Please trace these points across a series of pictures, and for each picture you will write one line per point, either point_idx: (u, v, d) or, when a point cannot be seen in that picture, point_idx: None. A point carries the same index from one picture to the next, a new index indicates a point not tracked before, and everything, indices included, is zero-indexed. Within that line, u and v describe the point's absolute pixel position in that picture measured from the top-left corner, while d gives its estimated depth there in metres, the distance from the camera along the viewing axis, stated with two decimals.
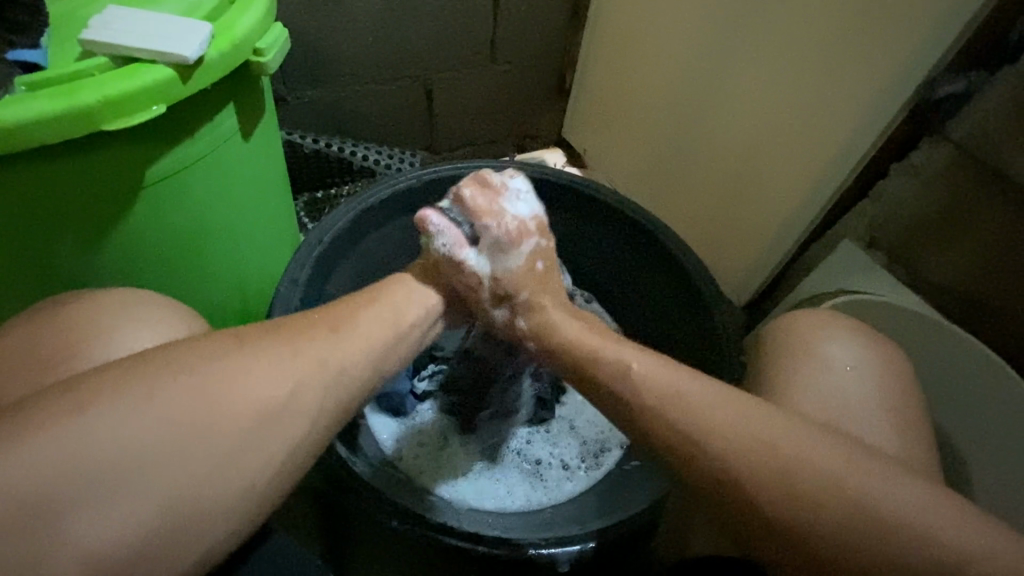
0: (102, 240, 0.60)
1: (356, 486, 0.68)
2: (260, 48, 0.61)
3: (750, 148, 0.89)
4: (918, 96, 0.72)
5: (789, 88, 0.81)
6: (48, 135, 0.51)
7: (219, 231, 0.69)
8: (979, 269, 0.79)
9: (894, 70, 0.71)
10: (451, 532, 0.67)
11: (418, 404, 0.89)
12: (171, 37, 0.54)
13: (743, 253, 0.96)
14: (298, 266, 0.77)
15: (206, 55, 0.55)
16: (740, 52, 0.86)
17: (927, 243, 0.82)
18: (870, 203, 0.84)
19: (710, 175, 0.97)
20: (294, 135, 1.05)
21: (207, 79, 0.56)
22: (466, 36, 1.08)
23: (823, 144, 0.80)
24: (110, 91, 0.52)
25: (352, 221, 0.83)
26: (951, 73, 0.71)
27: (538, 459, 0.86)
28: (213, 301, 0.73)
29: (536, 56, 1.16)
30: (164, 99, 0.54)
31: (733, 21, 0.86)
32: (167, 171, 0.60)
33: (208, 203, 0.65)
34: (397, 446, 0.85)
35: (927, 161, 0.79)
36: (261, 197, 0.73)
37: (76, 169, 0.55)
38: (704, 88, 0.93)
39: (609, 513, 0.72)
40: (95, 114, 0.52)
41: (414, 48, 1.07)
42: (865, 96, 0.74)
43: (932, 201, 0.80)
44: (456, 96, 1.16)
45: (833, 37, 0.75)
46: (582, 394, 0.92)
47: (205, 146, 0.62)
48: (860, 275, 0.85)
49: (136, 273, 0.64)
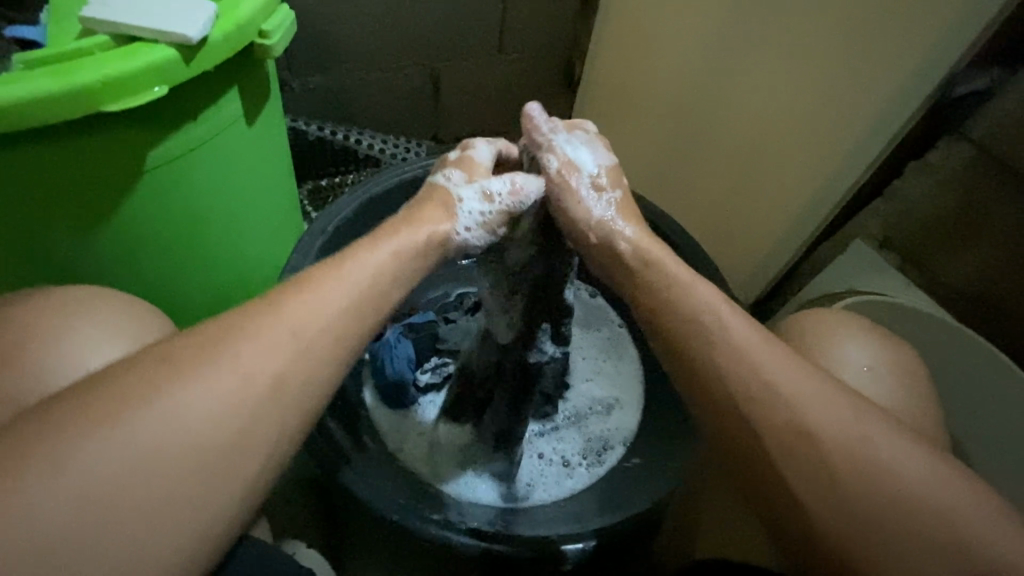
0: (103, 227, 0.59)
1: (357, 481, 0.68)
2: (265, 30, 0.59)
3: (758, 144, 0.87)
4: (937, 94, 0.70)
5: (805, 83, 0.79)
6: (48, 115, 0.49)
7: (221, 219, 0.67)
8: (988, 270, 0.78)
9: (913, 69, 0.69)
10: (451, 528, 0.66)
11: (420, 397, 0.88)
12: (174, 17, 0.53)
13: (751, 251, 0.95)
14: (301, 256, 0.76)
15: (210, 36, 0.54)
16: (749, 47, 0.84)
17: (940, 242, 0.81)
18: (883, 202, 0.84)
19: (718, 170, 0.95)
20: (298, 123, 1.03)
21: (211, 60, 0.54)
22: (474, 23, 1.06)
23: (836, 141, 0.78)
24: (111, 70, 0.50)
25: (358, 209, 0.82)
26: (974, 71, 0.69)
27: (541, 455, 0.85)
28: (212, 290, 0.72)
29: (544, 45, 1.14)
30: (168, 80, 0.53)
31: (745, 17, 0.84)
32: (170, 156, 0.59)
33: (210, 189, 0.64)
34: (397, 439, 0.84)
35: (943, 160, 0.77)
36: (264, 184, 0.71)
37: (77, 154, 0.54)
38: (713, 83, 0.91)
39: (611, 513, 0.71)
40: (96, 95, 0.50)
41: (420, 33, 1.04)
42: (883, 93, 0.73)
43: (951, 200, 0.78)
44: (463, 86, 1.14)
45: (848, 36, 0.73)
46: (585, 385, 0.91)
47: (208, 131, 0.61)
48: (869, 276, 0.84)
49: (136, 261, 0.63)
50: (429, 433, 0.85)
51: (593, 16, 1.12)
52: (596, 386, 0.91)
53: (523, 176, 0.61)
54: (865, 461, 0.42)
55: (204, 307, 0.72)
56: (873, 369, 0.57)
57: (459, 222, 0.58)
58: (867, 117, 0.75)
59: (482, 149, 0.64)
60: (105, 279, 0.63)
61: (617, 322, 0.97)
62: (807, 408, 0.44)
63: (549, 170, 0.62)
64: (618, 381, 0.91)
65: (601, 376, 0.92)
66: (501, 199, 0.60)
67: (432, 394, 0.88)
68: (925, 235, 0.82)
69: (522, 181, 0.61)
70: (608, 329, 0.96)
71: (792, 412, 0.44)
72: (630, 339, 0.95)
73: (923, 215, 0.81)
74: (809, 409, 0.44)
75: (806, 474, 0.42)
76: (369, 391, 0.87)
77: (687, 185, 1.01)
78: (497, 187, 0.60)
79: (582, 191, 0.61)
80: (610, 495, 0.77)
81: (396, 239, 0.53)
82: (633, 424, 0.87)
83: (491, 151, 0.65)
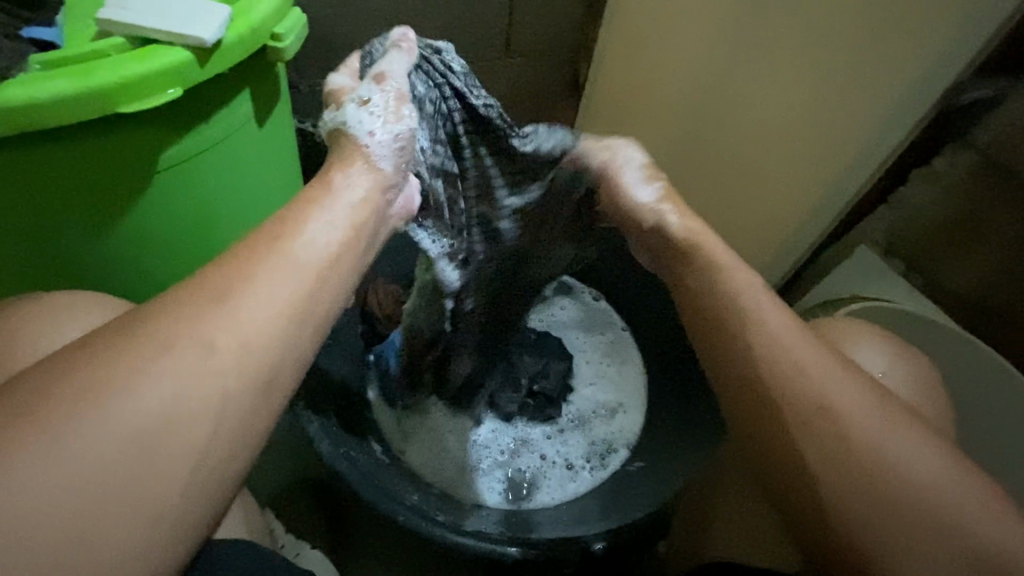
0: (113, 227, 0.60)
1: (361, 480, 0.68)
2: (278, 33, 0.60)
3: (763, 150, 0.87)
4: (945, 101, 0.70)
5: (810, 90, 0.80)
6: (64, 115, 0.50)
7: (230, 220, 0.68)
8: (993, 277, 0.78)
9: (919, 77, 0.70)
10: (455, 529, 0.66)
11: (424, 399, 0.88)
12: (189, 19, 0.53)
13: (755, 256, 0.95)
14: None
15: (224, 39, 0.54)
16: (754, 53, 0.85)
17: (945, 248, 0.82)
18: (887, 209, 0.83)
19: (721, 175, 0.95)
20: (305, 123, 1.04)
21: (225, 62, 0.55)
22: (480, 26, 1.07)
23: (842, 147, 0.79)
24: (127, 72, 0.51)
25: None
26: (981, 79, 0.69)
27: (543, 458, 0.85)
28: None
29: (550, 49, 1.14)
30: (182, 82, 0.53)
31: (750, 24, 0.84)
32: (181, 157, 0.59)
33: (221, 189, 0.65)
34: (399, 439, 0.84)
35: (949, 166, 0.77)
36: (273, 186, 0.72)
37: (91, 154, 0.55)
38: (718, 88, 0.91)
39: (614, 516, 0.72)
40: (110, 96, 0.51)
41: (427, 36, 1.05)
42: (890, 100, 0.73)
43: (957, 207, 0.79)
44: None
45: (855, 44, 0.74)
46: (588, 388, 0.91)
47: (220, 132, 0.61)
48: (873, 282, 0.85)
49: (144, 261, 0.64)
50: (431, 433, 0.86)
51: (598, 20, 1.12)
52: (599, 389, 0.91)
53: (382, 64, 0.57)
54: (874, 468, 0.42)
55: None
56: (879, 374, 0.57)
57: (359, 138, 0.52)
58: (873, 124, 0.75)
59: (335, 82, 0.58)
60: (114, 278, 0.63)
61: (621, 325, 0.97)
62: (816, 413, 0.44)
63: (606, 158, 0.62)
64: (621, 384, 0.92)
65: (604, 379, 0.92)
66: (388, 102, 0.54)
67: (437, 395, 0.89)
68: (930, 242, 0.82)
69: (396, 81, 0.56)
70: (612, 332, 0.96)
71: (801, 417, 0.44)
72: (634, 342, 0.95)
73: (928, 221, 0.81)
74: (818, 416, 0.44)
75: (815, 481, 0.43)
76: (374, 392, 0.87)
77: (691, 189, 1.02)
78: (366, 89, 0.55)
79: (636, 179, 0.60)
80: (614, 499, 0.77)
81: (347, 192, 0.47)
82: (636, 428, 0.88)
83: (344, 75, 0.59)
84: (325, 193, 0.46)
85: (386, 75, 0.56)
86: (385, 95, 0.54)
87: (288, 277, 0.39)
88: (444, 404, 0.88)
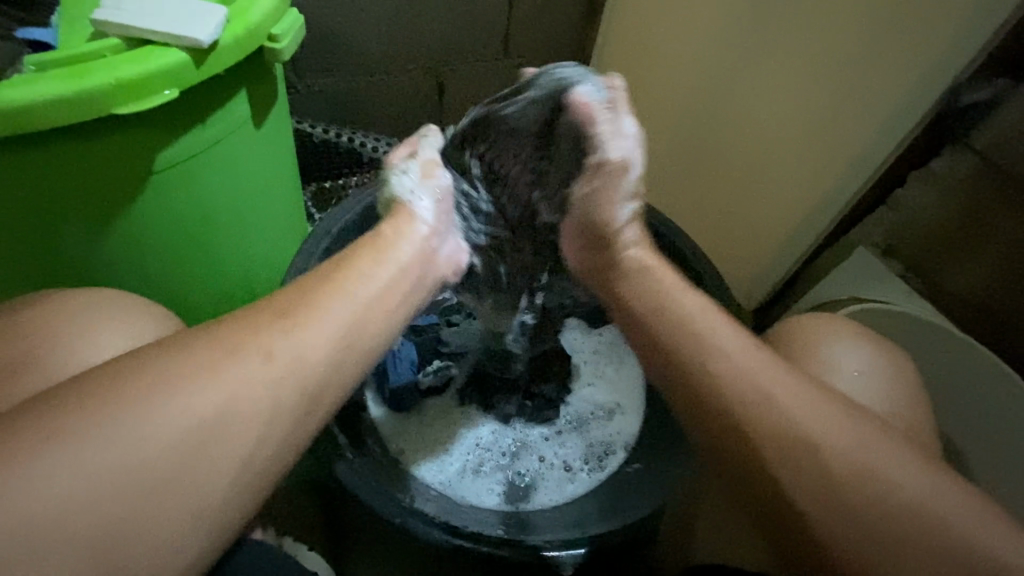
0: (108, 229, 0.60)
1: (358, 482, 0.68)
2: (275, 34, 0.60)
3: (761, 152, 0.87)
4: (942, 104, 0.70)
5: (808, 92, 0.80)
6: (58, 116, 0.50)
7: (226, 221, 0.67)
8: (990, 279, 0.78)
9: (916, 79, 0.70)
10: (453, 532, 0.66)
11: (422, 400, 0.88)
12: (185, 20, 0.53)
13: (753, 258, 0.95)
14: (305, 259, 0.76)
15: (220, 40, 0.54)
16: (752, 55, 0.85)
17: (942, 251, 0.82)
18: (885, 210, 0.84)
19: (719, 177, 0.95)
20: (303, 124, 1.04)
21: (221, 64, 0.54)
22: (478, 28, 1.07)
23: (839, 150, 0.79)
24: (122, 73, 0.50)
25: (362, 212, 0.82)
26: (978, 81, 0.70)
27: (542, 459, 0.85)
28: (217, 291, 0.71)
29: (549, 50, 1.14)
30: (178, 84, 0.53)
31: (747, 25, 0.84)
32: (177, 159, 0.59)
33: (219, 190, 0.64)
34: (398, 440, 0.84)
35: (947, 169, 0.77)
36: (271, 187, 0.72)
37: (85, 156, 0.54)
38: (716, 90, 0.91)
39: (612, 519, 0.71)
40: (106, 97, 0.50)
41: (426, 37, 1.05)
42: (887, 102, 0.73)
43: (954, 209, 0.78)
44: (468, 89, 1.14)
45: (852, 46, 0.74)
46: (587, 389, 0.91)
47: (216, 134, 0.61)
48: (871, 284, 0.84)
49: (140, 263, 0.63)
50: (431, 434, 0.85)
51: (597, 21, 1.12)
52: (598, 389, 0.91)
53: (426, 149, 0.68)
54: (868, 473, 0.42)
55: (206, 309, 0.72)
56: (876, 379, 0.57)
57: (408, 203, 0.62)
58: (871, 126, 0.75)
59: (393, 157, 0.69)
60: (109, 281, 0.63)
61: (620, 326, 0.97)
62: (811, 418, 0.44)
63: (606, 157, 0.60)
64: (620, 385, 0.92)
65: (603, 379, 0.92)
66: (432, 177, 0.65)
67: (435, 397, 0.89)
68: (928, 245, 0.82)
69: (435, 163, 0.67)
70: (611, 333, 0.96)
71: (796, 422, 0.44)
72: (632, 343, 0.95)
73: (926, 223, 0.81)
74: (813, 421, 0.44)
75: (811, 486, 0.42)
76: (372, 393, 0.87)
77: (689, 191, 1.01)
78: (410, 163, 0.66)
79: (620, 191, 0.61)
80: (611, 501, 0.77)
81: (397, 250, 0.55)
82: (634, 429, 0.87)
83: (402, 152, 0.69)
84: (386, 239, 0.56)
85: (427, 158, 0.67)
86: (427, 174, 0.66)
87: (349, 306, 0.47)
88: (443, 405, 0.88)
